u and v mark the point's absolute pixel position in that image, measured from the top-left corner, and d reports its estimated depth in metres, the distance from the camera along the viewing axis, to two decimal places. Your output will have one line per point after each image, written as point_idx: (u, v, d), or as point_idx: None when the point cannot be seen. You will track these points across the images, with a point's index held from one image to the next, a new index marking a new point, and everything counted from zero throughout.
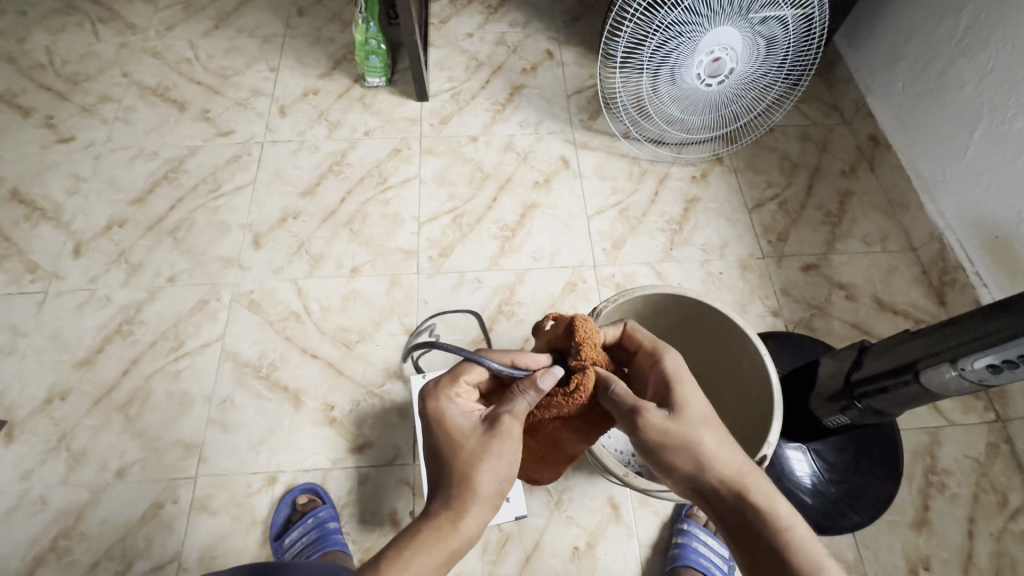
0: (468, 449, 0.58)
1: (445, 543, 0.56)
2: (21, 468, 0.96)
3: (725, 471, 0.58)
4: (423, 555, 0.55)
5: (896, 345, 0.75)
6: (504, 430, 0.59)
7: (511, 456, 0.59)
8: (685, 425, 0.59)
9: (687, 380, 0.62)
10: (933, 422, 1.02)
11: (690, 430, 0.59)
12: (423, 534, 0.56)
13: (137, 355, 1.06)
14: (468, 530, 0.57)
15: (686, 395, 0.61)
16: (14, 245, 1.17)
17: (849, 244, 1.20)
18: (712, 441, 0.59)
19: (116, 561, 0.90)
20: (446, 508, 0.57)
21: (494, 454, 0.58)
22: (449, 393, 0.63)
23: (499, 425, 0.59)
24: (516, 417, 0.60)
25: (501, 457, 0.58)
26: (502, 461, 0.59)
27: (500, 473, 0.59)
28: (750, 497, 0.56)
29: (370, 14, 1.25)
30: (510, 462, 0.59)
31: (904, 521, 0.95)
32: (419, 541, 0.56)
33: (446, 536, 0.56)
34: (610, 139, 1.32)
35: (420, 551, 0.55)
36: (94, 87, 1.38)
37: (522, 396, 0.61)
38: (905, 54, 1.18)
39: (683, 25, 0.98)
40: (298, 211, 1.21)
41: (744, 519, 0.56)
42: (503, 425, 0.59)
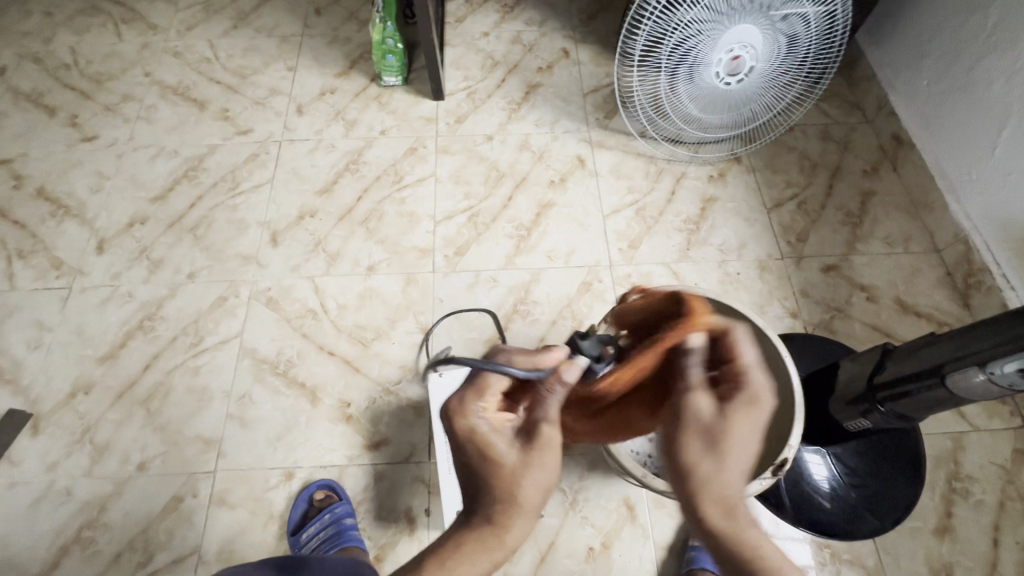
0: (507, 466, 0.56)
1: (493, 554, 0.56)
2: (47, 460, 0.98)
3: (713, 496, 0.53)
4: (468, 567, 0.56)
5: (920, 349, 0.73)
6: (541, 443, 0.57)
7: (553, 470, 0.57)
8: (716, 436, 0.56)
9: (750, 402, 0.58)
10: (957, 427, 1.00)
11: (716, 443, 0.55)
12: (464, 549, 0.56)
13: (158, 350, 1.07)
14: (515, 538, 0.57)
15: (739, 416, 0.57)
16: (40, 241, 1.19)
17: (870, 244, 1.18)
18: (728, 464, 0.54)
19: (138, 553, 0.92)
20: (489, 524, 0.57)
21: (536, 467, 0.56)
22: (475, 408, 0.58)
23: (537, 440, 0.57)
24: (550, 422, 0.58)
25: (543, 473, 0.57)
26: (546, 475, 0.57)
27: (544, 483, 0.57)
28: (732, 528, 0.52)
29: (387, 13, 1.25)
30: (554, 469, 0.57)
31: (926, 528, 0.93)
32: (464, 552, 0.56)
33: (490, 548, 0.56)
34: (627, 138, 1.31)
35: (465, 565, 0.56)
36: (116, 86, 1.40)
37: (551, 396, 0.58)
38: (930, 51, 1.16)
39: (702, 23, 0.97)
40: (315, 209, 1.22)
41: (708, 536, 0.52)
42: (542, 440, 0.57)
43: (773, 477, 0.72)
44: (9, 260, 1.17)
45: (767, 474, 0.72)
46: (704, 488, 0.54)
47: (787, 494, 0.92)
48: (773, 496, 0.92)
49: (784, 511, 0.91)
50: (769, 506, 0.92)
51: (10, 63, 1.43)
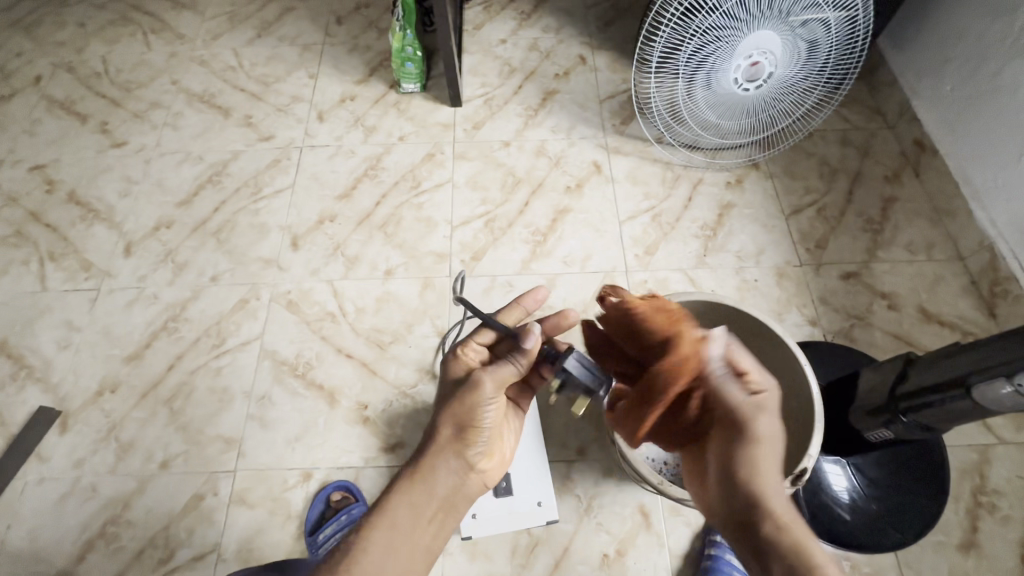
0: (444, 403, 0.69)
1: (411, 490, 0.67)
2: (74, 457, 1.01)
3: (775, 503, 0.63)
4: (398, 502, 0.66)
5: (944, 358, 0.72)
6: (476, 383, 0.67)
7: (480, 408, 0.68)
8: (757, 449, 0.67)
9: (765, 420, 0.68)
10: (983, 440, 0.98)
11: (758, 455, 0.67)
12: (396, 491, 0.67)
13: (182, 351, 1.10)
14: (431, 474, 0.68)
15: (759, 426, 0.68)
16: (70, 244, 1.23)
17: (892, 252, 1.16)
18: (772, 478, 0.65)
19: (159, 549, 0.93)
20: (418, 458, 0.68)
21: (457, 404, 0.67)
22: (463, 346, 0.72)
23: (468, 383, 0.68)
24: (489, 374, 0.68)
25: (466, 407, 0.68)
26: (465, 412, 0.68)
27: (463, 423, 0.68)
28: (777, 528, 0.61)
29: (406, 21, 1.27)
30: (476, 415, 0.68)
31: (950, 542, 0.91)
32: (399, 490, 0.67)
33: (416, 483, 0.67)
34: (643, 144, 1.32)
35: (393, 500, 0.66)
36: (145, 94, 1.44)
37: (510, 361, 0.69)
38: (954, 56, 1.14)
39: (720, 29, 0.97)
40: (334, 214, 1.24)
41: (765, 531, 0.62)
42: (473, 378, 0.67)
43: (792, 487, 0.69)
44: (42, 262, 1.21)
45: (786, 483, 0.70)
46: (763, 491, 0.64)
47: (806, 504, 0.91)
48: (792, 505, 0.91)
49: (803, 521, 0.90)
50: None
51: (44, 72, 1.48)
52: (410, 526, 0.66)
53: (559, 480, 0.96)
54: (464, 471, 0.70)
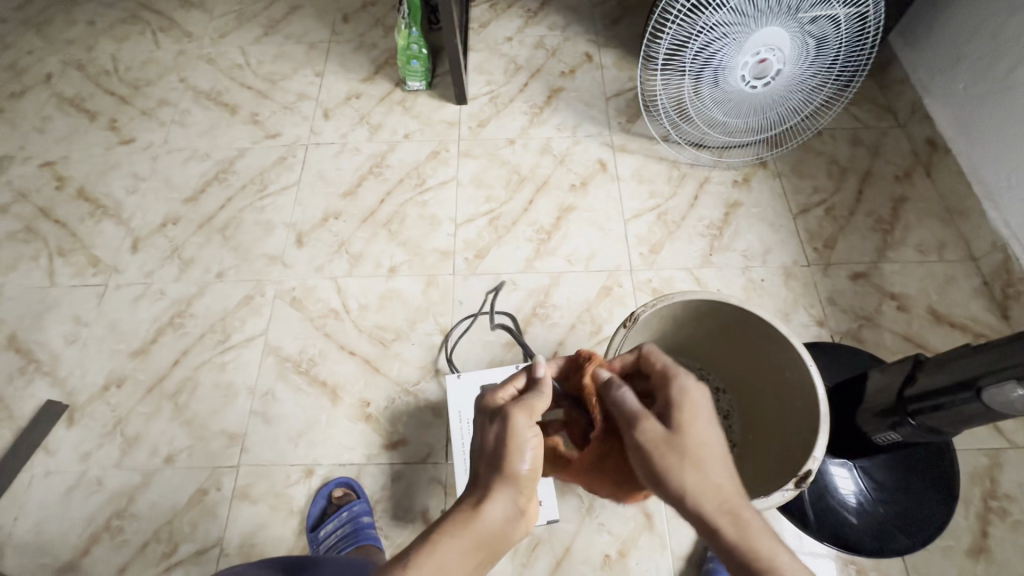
0: (494, 438, 0.59)
1: (468, 527, 0.54)
2: (80, 450, 1.02)
3: (708, 497, 0.54)
4: (449, 545, 0.52)
5: (954, 360, 0.71)
6: (507, 416, 0.59)
7: (529, 445, 0.58)
8: (678, 447, 0.56)
9: (690, 405, 0.59)
10: (994, 444, 0.96)
11: (683, 452, 0.56)
12: (448, 530, 0.54)
13: (187, 346, 1.11)
14: (489, 516, 0.55)
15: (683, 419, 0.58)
16: (79, 240, 1.24)
17: (902, 252, 1.14)
18: (693, 466, 0.55)
19: (162, 543, 0.94)
20: (465, 501, 0.56)
21: (514, 438, 0.58)
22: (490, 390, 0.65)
23: (499, 419, 0.60)
24: (528, 411, 0.60)
25: (518, 444, 0.58)
26: (519, 449, 0.58)
27: (517, 462, 0.57)
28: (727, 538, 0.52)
29: (412, 19, 1.27)
30: (527, 453, 0.58)
31: (959, 547, 0.90)
32: (448, 528, 0.54)
33: (467, 524, 0.54)
34: (649, 142, 1.30)
35: (445, 538, 0.53)
36: (153, 92, 1.45)
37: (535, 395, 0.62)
38: (967, 54, 1.12)
39: (727, 26, 0.96)
40: (339, 212, 1.24)
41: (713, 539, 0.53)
42: (502, 413, 0.60)
43: (795, 489, 0.68)
44: (51, 257, 1.22)
45: (790, 486, 0.68)
46: (699, 496, 0.54)
47: (812, 507, 0.89)
48: (797, 509, 0.90)
49: (809, 525, 0.89)
50: (793, 519, 0.90)
51: (55, 70, 1.50)
52: (457, 574, 0.52)
53: (561, 480, 0.95)
54: (516, 519, 0.56)
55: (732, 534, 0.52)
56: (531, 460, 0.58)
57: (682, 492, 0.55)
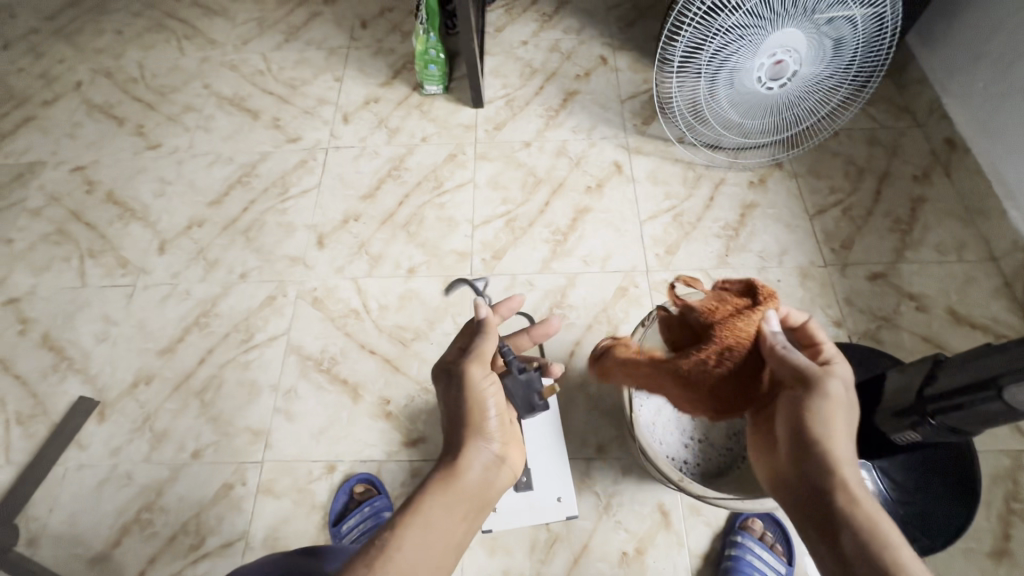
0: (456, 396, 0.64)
1: (450, 487, 0.59)
2: (111, 445, 1.05)
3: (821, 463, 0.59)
4: (432, 505, 0.58)
5: (975, 359, 0.71)
6: (459, 372, 0.65)
7: (487, 395, 0.64)
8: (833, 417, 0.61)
9: (842, 396, 0.63)
10: (1016, 445, 0.95)
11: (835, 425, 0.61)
12: (427, 493, 0.59)
13: (212, 345, 1.14)
14: (467, 471, 0.60)
15: (827, 402, 0.62)
16: (108, 242, 1.28)
17: (921, 253, 1.14)
18: (844, 441, 0.60)
19: (190, 536, 0.97)
20: (444, 460, 0.61)
21: (470, 391, 0.64)
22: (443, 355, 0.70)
23: (454, 378, 0.65)
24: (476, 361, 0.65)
25: (475, 396, 0.64)
26: (479, 401, 0.64)
27: (481, 415, 0.63)
28: (852, 501, 0.56)
29: (430, 25, 1.30)
30: (488, 404, 0.64)
31: (980, 549, 0.89)
32: (431, 492, 0.59)
33: (449, 483, 0.59)
34: (664, 144, 1.31)
35: (427, 502, 0.58)
36: (178, 98, 1.49)
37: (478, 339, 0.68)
38: (987, 53, 1.12)
39: (744, 28, 0.97)
40: (359, 214, 1.27)
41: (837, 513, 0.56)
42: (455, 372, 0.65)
43: None
44: (82, 258, 1.26)
45: None
46: (834, 474, 0.58)
47: None
48: None
49: None
50: None
51: (85, 78, 1.55)
52: (444, 531, 0.57)
53: (578, 478, 0.96)
54: (494, 468, 0.62)
55: (860, 517, 0.55)
56: (493, 410, 0.64)
57: (830, 467, 0.59)
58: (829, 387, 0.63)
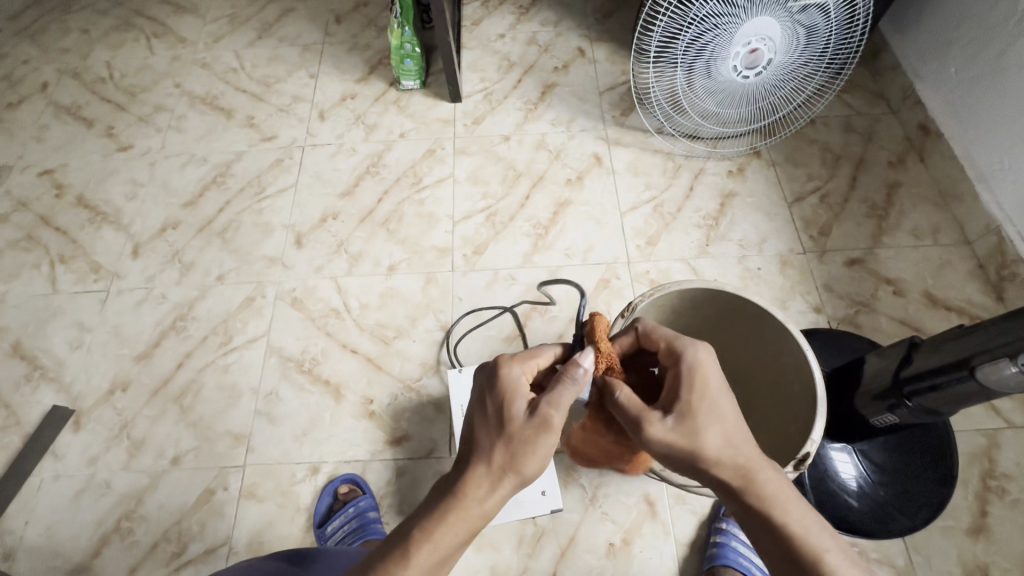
0: (517, 434, 0.56)
1: (469, 523, 0.55)
2: (88, 454, 1.03)
3: (727, 464, 0.56)
4: (450, 535, 0.54)
5: (949, 341, 0.72)
6: (547, 422, 0.57)
7: (548, 446, 0.57)
8: (684, 434, 0.57)
9: (701, 383, 0.59)
10: (991, 424, 0.97)
11: (692, 438, 0.57)
12: (444, 521, 0.54)
13: (190, 349, 1.12)
14: (489, 509, 0.56)
15: (691, 408, 0.58)
16: (80, 246, 1.25)
17: (897, 237, 1.15)
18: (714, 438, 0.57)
19: (172, 543, 0.95)
20: (472, 491, 0.55)
21: (539, 446, 0.56)
22: (511, 362, 0.61)
23: (535, 414, 0.57)
24: (557, 408, 0.58)
25: (539, 447, 0.56)
26: (540, 450, 0.57)
27: (527, 467, 0.56)
28: (749, 496, 0.55)
29: (404, 18, 1.28)
30: (545, 454, 0.57)
31: (959, 526, 0.91)
32: (447, 521, 0.54)
33: (471, 518, 0.55)
34: (643, 135, 1.31)
35: (446, 532, 0.54)
36: (149, 98, 1.46)
37: (567, 383, 0.60)
38: (956, 39, 1.13)
39: (718, 17, 0.96)
40: (337, 212, 1.25)
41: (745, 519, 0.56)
42: (541, 413, 0.57)
43: (795, 472, 0.69)
44: (52, 265, 1.23)
45: (789, 469, 0.69)
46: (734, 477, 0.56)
47: (812, 491, 0.90)
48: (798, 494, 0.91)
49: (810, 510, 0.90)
50: None
51: (51, 79, 1.51)
52: (453, 559, 0.55)
53: (564, 470, 0.96)
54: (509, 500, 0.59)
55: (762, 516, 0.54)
56: (545, 461, 0.58)
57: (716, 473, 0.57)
58: (693, 383, 0.59)
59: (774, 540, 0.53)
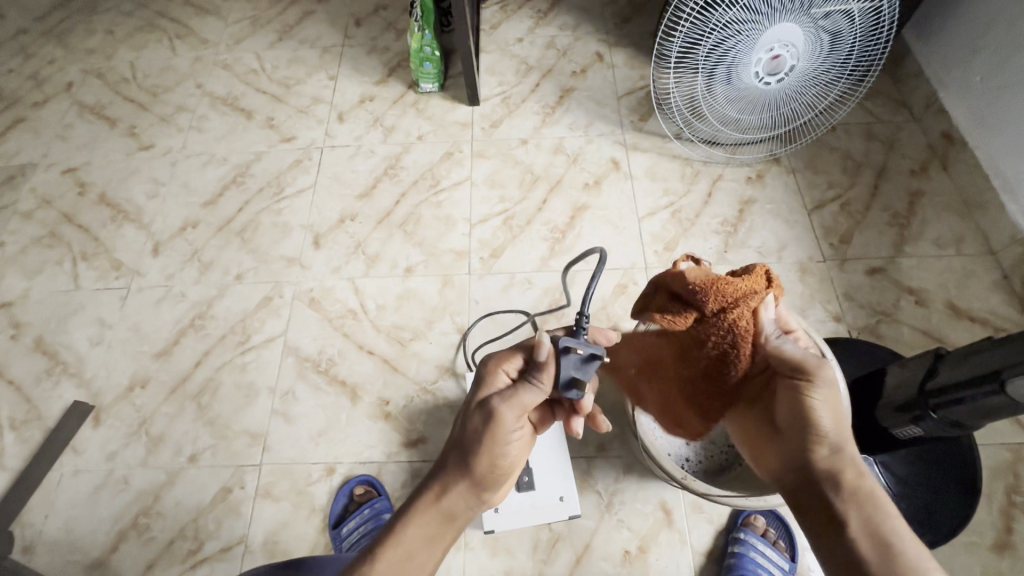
0: (474, 426, 0.60)
1: (431, 519, 0.58)
2: (107, 450, 1.04)
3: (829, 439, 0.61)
4: (411, 530, 0.57)
5: (976, 354, 0.71)
6: (495, 414, 0.59)
7: (502, 438, 0.60)
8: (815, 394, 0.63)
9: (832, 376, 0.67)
10: (1016, 439, 0.95)
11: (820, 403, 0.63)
12: (407, 516, 0.58)
13: (209, 347, 1.12)
14: (453, 506, 0.59)
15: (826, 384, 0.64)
16: (101, 244, 1.27)
17: (919, 247, 1.14)
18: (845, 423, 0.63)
19: (188, 541, 0.96)
20: (431, 485, 0.60)
21: (490, 437, 0.59)
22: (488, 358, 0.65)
23: (486, 412, 0.60)
24: (508, 403, 0.60)
25: (492, 438, 0.59)
26: (492, 441, 0.59)
27: (485, 461, 0.59)
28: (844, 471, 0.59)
29: (425, 22, 1.29)
30: (500, 447, 0.60)
31: (983, 543, 0.89)
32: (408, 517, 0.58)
33: (432, 512, 0.58)
34: (661, 140, 1.31)
35: (409, 526, 0.57)
36: (171, 98, 1.48)
37: (525, 383, 0.60)
38: (983, 46, 1.11)
39: (741, 23, 0.96)
40: (355, 213, 1.26)
41: (846, 503, 0.57)
42: (492, 407, 0.60)
43: None
44: (74, 261, 1.25)
45: None
46: (848, 459, 0.60)
47: None
48: None
49: None
50: None
51: (75, 79, 1.53)
52: (423, 559, 0.57)
53: (580, 476, 0.96)
54: (479, 503, 0.60)
55: (869, 496, 0.57)
56: (501, 456, 0.60)
57: (834, 448, 0.61)
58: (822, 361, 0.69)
59: (865, 526, 0.55)
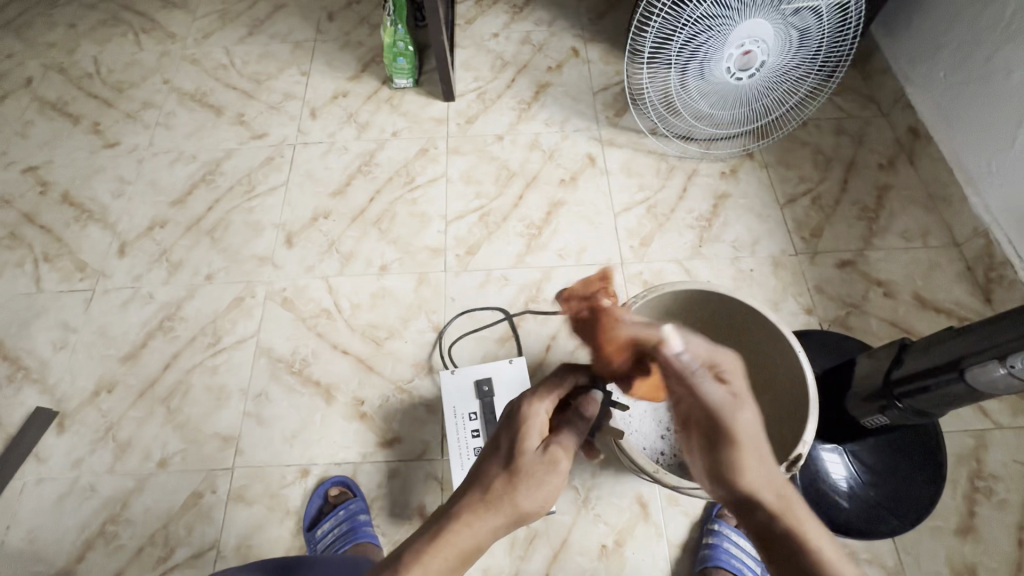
0: (525, 463, 0.58)
1: (461, 547, 0.53)
2: (72, 456, 1.01)
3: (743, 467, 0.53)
4: (438, 559, 0.52)
5: (938, 343, 0.72)
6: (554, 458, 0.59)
7: (550, 480, 0.58)
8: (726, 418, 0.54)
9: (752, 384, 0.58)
10: (979, 425, 0.98)
11: (730, 425, 0.54)
12: (439, 536, 0.53)
13: (178, 350, 1.10)
14: (485, 538, 0.55)
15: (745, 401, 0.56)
16: (65, 245, 1.23)
17: (887, 240, 1.16)
18: (753, 449, 0.53)
19: (158, 547, 0.94)
20: (470, 511, 0.55)
21: (541, 479, 0.57)
22: (533, 400, 0.63)
23: (546, 451, 0.60)
24: (568, 450, 0.61)
25: (545, 481, 0.58)
26: (541, 483, 0.57)
27: (529, 500, 0.57)
28: (759, 503, 0.51)
29: (398, 16, 1.27)
30: (546, 490, 0.58)
31: (948, 527, 0.91)
32: (436, 545, 0.52)
33: (467, 538, 0.53)
34: (637, 136, 1.31)
35: (439, 548, 0.52)
36: (137, 94, 1.44)
37: (571, 429, 0.64)
38: (946, 43, 1.14)
39: (712, 18, 0.96)
40: (329, 211, 1.24)
41: (765, 541, 0.49)
42: (552, 453, 0.59)
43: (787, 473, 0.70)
44: (36, 263, 1.21)
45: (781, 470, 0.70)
46: (754, 490, 0.52)
47: (803, 492, 0.91)
48: None
49: None
50: None
51: (35, 74, 1.48)
52: None
53: None
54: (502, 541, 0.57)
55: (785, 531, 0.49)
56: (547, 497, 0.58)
57: (739, 478, 0.52)
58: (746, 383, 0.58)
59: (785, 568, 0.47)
